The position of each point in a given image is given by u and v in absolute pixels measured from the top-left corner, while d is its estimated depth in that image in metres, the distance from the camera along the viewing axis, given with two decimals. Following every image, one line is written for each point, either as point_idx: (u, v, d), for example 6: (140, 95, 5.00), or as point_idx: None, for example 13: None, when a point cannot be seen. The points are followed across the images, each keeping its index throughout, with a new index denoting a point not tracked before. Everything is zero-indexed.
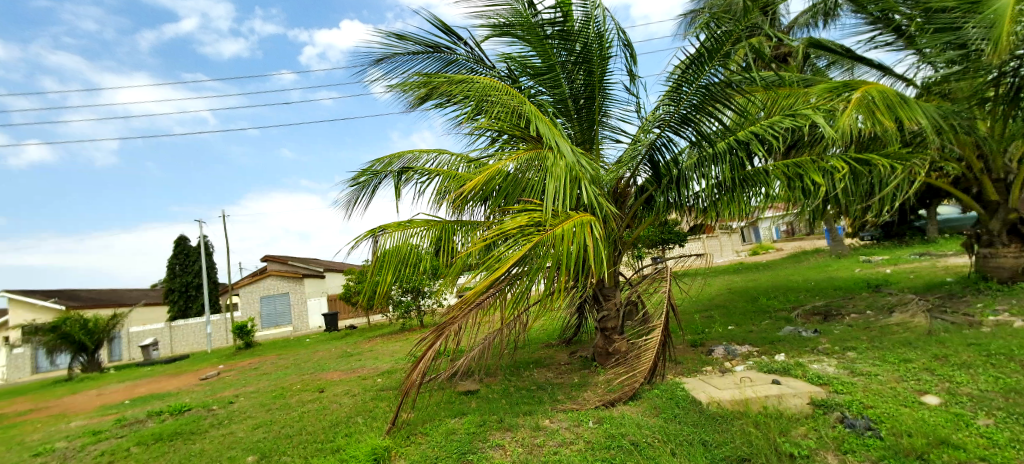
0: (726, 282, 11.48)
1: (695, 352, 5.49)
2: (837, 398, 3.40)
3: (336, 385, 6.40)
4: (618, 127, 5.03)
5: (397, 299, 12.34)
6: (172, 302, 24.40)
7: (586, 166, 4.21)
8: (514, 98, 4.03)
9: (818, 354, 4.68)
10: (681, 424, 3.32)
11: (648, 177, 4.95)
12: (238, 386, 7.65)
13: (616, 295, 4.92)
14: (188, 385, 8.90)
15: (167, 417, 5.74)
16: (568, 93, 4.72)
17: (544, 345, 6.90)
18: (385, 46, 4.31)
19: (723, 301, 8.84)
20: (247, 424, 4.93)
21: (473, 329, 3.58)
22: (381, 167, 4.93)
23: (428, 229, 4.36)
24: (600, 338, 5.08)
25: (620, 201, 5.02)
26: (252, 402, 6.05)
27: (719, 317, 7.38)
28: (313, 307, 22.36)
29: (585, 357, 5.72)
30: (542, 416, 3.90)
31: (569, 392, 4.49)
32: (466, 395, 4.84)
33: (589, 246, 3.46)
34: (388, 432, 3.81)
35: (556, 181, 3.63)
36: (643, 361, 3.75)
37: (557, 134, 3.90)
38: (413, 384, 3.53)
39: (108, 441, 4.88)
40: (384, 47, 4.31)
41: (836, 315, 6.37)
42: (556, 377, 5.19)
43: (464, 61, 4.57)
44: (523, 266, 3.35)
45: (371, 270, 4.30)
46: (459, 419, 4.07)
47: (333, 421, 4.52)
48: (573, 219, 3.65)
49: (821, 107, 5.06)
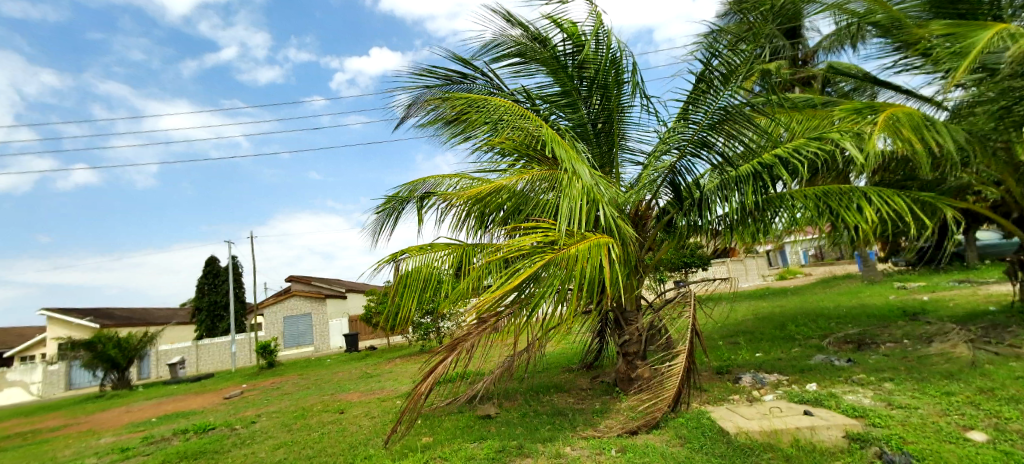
0: (752, 307, 11.19)
1: (721, 379, 5.32)
2: (874, 431, 3.23)
3: (356, 407, 6.41)
4: (638, 150, 5.06)
5: (417, 322, 12.45)
6: (200, 321, 25.12)
7: (604, 188, 4.21)
8: (531, 122, 4.07)
9: (852, 385, 4.48)
10: (708, 455, 3.21)
11: (670, 199, 4.90)
12: (262, 406, 7.75)
13: (638, 319, 4.84)
14: (214, 404, 9.05)
15: (192, 435, 5.84)
16: (587, 118, 4.72)
17: (564, 370, 6.81)
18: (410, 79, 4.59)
19: (749, 327, 8.60)
20: (268, 444, 4.96)
21: (484, 349, 3.62)
22: (406, 194, 5.05)
23: (449, 252, 4.41)
24: (622, 363, 4.99)
25: (641, 224, 4.99)
26: (274, 422, 6.10)
27: (744, 343, 7.18)
28: (334, 328, 22.56)
29: (607, 383, 5.62)
30: (564, 443, 3.82)
31: (591, 419, 4.39)
32: (484, 420, 4.79)
33: (604, 266, 3.51)
34: (388, 443, 4.16)
35: (570, 202, 3.67)
36: (667, 388, 3.68)
37: (574, 158, 3.92)
38: (422, 395, 3.55)
39: (136, 458, 4.96)
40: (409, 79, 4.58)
41: (870, 344, 6.11)
42: (577, 403, 5.10)
43: (484, 91, 4.73)
44: (530, 280, 3.33)
45: (395, 293, 4.34)
46: (479, 444, 4.03)
47: (352, 444, 4.51)
48: (587, 240, 3.68)
49: (845, 130, 4.91)
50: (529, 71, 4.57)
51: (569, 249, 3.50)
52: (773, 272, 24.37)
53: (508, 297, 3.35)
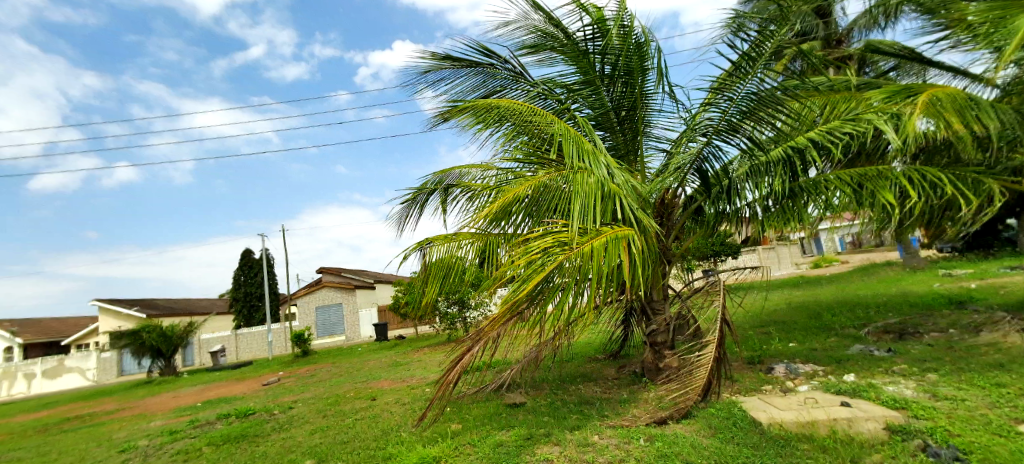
0: (785, 296, 10.89)
1: (753, 370, 5.22)
2: (917, 424, 3.12)
3: (387, 394, 6.58)
4: (663, 137, 4.96)
5: (443, 311, 12.64)
6: (237, 311, 26.14)
7: (623, 181, 4.20)
8: (545, 117, 4.17)
9: (893, 376, 4.32)
10: (739, 446, 3.16)
11: (697, 186, 4.78)
12: (298, 392, 8.03)
13: (665, 309, 4.81)
14: (253, 390, 9.44)
15: (234, 420, 6.12)
16: (610, 105, 4.63)
17: (590, 359, 6.80)
18: (432, 65, 4.59)
19: (782, 317, 8.38)
20: (305, 429, 5.16)
21: (508, 344, 3.65)
22: (432, 184, 5.12)
23: (473, 241, 4.37)
24: (649, 352, 4.96)
25: (666, 212, 4.85)
26: (310, 408, 6.32)
27: (777, 333, 7.00)
28: (363, 318, 23.13)
29: (634, 372, 5.59)
30: (592, 431, 3.83)
31: (618, 408, 4.39)
32: (512, 408, 4.84)
33: (622, 260, 3.49)
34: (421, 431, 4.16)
35: (581, 197, 3.68)
36: (696, 377, 3.64)
37: (588, 154, 4.04)
38: (449, 384, 3.56)
39: (184, 440, 5.24)
40: (431, 65, 4.58)
41: (913, 334, 5.87)
42: (604, 392, 5.10)
43: (504, 79, 4.74)
44: (546, 280, 3.34)
45: (423, 279, 4.51)
46: (507, 431, 4.08)
47: (383, 430, 4.63)
48: (606, 235, 3.63)
49: (883, 112, 4.68)
50: (550, 58, 4.51)
51: (581, 247, 3.45)
52: (808, 260, 23.58)
53: (531, 292, 3.36)
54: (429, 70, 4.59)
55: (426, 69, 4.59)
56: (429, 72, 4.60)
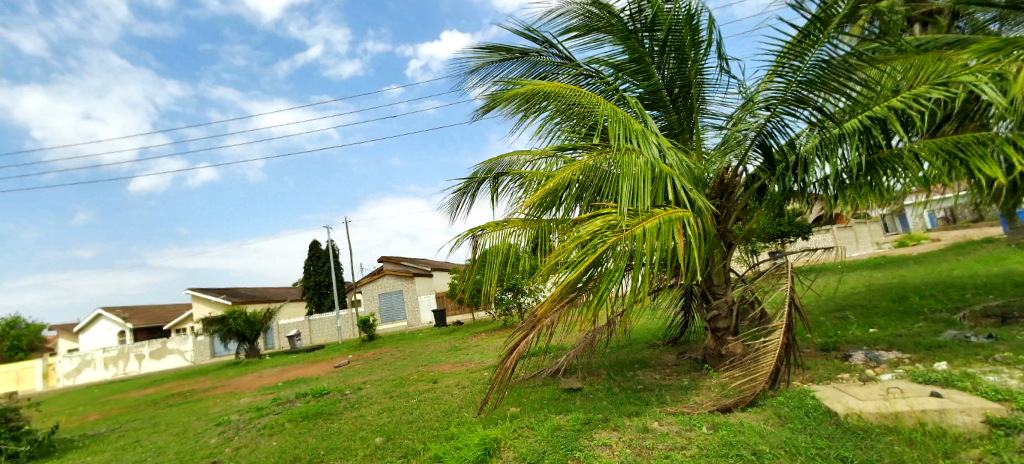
0: (863, 278, 10.12)
1: (828, 357, 4.92)
2: (1022, 418, 2.83)
3: (448, 377, 6.84)
4: (719, 114, 4.76)
5: (499, 297, 12.87)
6: (309, 299, 27.97)
7: (675, 160, 4.07)
8: (594, 98, 4.17)
9: (993, 365, 3.93)
10: (812, 436, 3.03)
11: (760, 164, 4.60)
12: (366, 374, 8.54)
13: (727, 293, 4.66)
14: (326, 372, 10.13)
15: (311, 398, 6.62)
16: (661, 83, 4.47)
17: (648, 345, 6.70)
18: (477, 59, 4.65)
19: (860, 301, 7.80)
20: (374, 408, 5.50)
21: (562, 328, 3.74)
22: (483, 174, 5.19)
23: (524, 227, 4.39)
24: (710, 339, 4.80)
25: (727, 192, 4.64)
26: (377, 389, 6.71)
27: (854, 319, 6.54)
28: (423, 304, 24.01)
29: (695, 359, 5.45)
30: (651, 418, 3.80)
31: (678, 395, 4.31)
32: (569, 392, 4.89)
33: (676, 241, 3.41)
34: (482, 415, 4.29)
35: (631, 178, 3.62)
36: (762, 365, 3.51)
37: (637, 135, 3.97)
38: (507, 370, 3.66)
39: (268, 416, 5.76)
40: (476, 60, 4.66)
41: (1018, 319, 5.28)
42: (663, 378, 5.02)
43: (548, 66, 4.70)
44: (595, 265, 3.38)
45: (475, 268, 4.58)
46: (564, 415, 4.14)
47: (445, 411, 4.83)
48: (659, 216, 3.56)
49: (980, 72, 4.19)
50: (596, 39, 4.40)
51: (632, 230, 3.41)
52: (891, 238, 21.65)
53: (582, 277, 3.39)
54: (476, 68, 4.71)
55: (473, 66, 4.71)
56: (476, 69, 4.73)
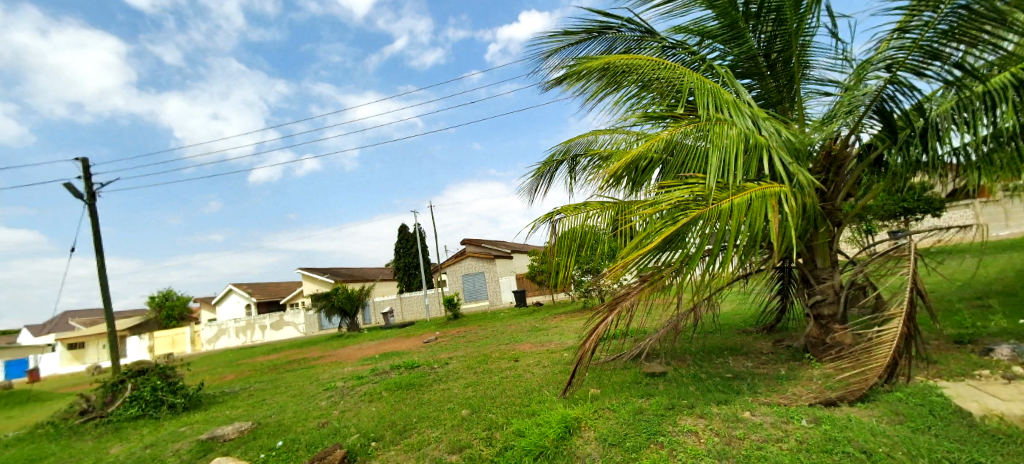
0: (1005, 262, 8.68)
1: (960, 351, 4.33)
2: None
3: (528, 356, 7.03)
4: (825, 79, 4.32)
5: (578, 279, 12.86)
6: (400, 278, 29.94)
7: (771, 130, 3.76)
8: (679, 70, 3.98)
9: None
10: (937, 438, 2.72)
11: (878, 131, 4.00)
12: (451, 350, 9.04)
13: (833, 277, 4.27)
14: (417, 346, 10.86)
15: (403, 371, 7.16)
16: (758, 49, 4.15)
17: (739, 332, 6.33)
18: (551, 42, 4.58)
19: (1004, 288, 6.71)
20: (460, 382, 5.84)
21: (645, 311, 3.64)
22: (561, 156, 5.20)
23: (604, 210, 4.42)
24: (813, 326, 4.44)
25: (837, 166, 4.21)
26: (462, 365, 7.09)
27: (998, 308, 5.63)
28: (504, 285, 24.68)
29: (794, 347, 5.07)
30: (742, 407, 3.63)
31: (774, 385, 4.06)
32: (652, 377, 4.80)
33: (770, 217, 3.15)
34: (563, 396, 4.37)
35: (720, 151, 3.41)
36: (876, 356, 3.18)
37: (728, 105, 3.69)
38: (587, 352, 3.68)
39: (368, 384, 6.34)
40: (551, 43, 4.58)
41: None
42: (757, 367, 4.75)
43: (627, 42, 4.54)
44: (672, 240, 3.20)
45: (553, 252, 4.59)
46: (646, 399, 4.09)
47: (526, 388, 5.00)
48: (751, 192, 3.30)
49: None
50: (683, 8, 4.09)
51: (719, 205, 3.20)
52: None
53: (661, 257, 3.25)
54: (551, 53, 4.69)
55: (547, 52, 4.69)
56: (551, 55, 4.71)
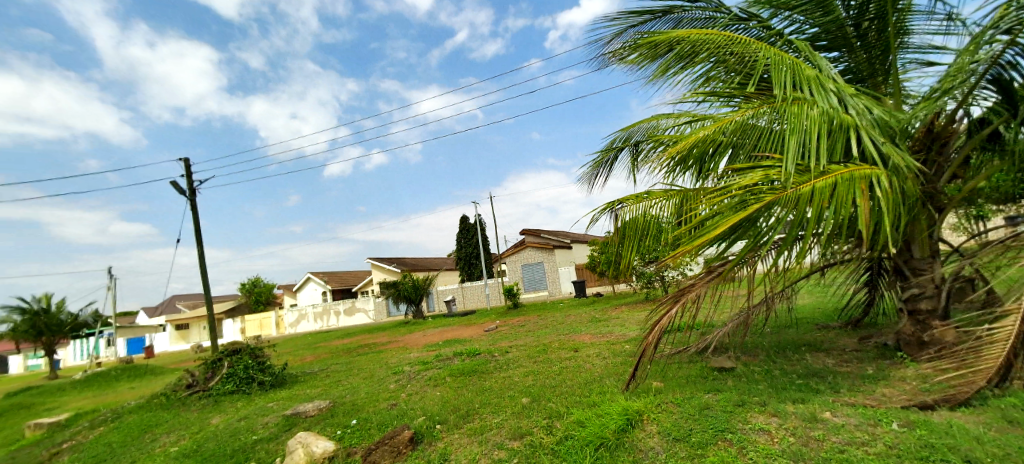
0: None
1: None
2: None
3: (588, 347, 6.98)
4: (926, 46, 3.89)
5: (639, 270, 12.53)
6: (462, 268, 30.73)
7: (857, 107, 3.46)
8: (752, 45, 3.76)
9: None
10: None
11: (994, 103, 3.51)
12: (511, 339, 9.17)
13: (933, 269, 3.83)
14: (478, 335, 11.13)
15: (465, 358, 7.37)
16: (846, 18, 3.80)
17: (819, 327, 5.87)
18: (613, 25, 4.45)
19: None
20: (520, 371, 5.92)
21: (712, 303, 3.45)
22: (621, 143, 5.04)
23: (668, 199, 4.24)
24: (908, 322, 4.02)
25: (938, 143, 3.80)
26: (522, 354, 7.18)
27: None
28: (564, 275, 24.59)
29: (884, 345, 4.62)
30: (822, 406, 3.38)
31: (859, 385, 3.74)
32: (721, 372, 4.58)
33: (857, 201, 2.89)
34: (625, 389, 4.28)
35: (800, 132, 3.18)
36: (986, 357, 2.82)
37: (810, 82, 3.44)
38: (651, 345, 3.56)
39: (433, 369, 6.60)
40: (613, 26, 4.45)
41: None
42: (839, 365, 4.39)
43: (693, 21, 4.31)
44: (741, 223, 3.00)
45: (615, 241, 4.52)
46: (713, 395, 3.93)
47: (586, 379, 4.96)
48: (836, 175, 3.04)
49: None
50: None
51: (798, 189, 2.97)
52: None
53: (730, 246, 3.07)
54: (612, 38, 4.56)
55: (608, 37, 4.56)
56: (613, 40, 4.57)
